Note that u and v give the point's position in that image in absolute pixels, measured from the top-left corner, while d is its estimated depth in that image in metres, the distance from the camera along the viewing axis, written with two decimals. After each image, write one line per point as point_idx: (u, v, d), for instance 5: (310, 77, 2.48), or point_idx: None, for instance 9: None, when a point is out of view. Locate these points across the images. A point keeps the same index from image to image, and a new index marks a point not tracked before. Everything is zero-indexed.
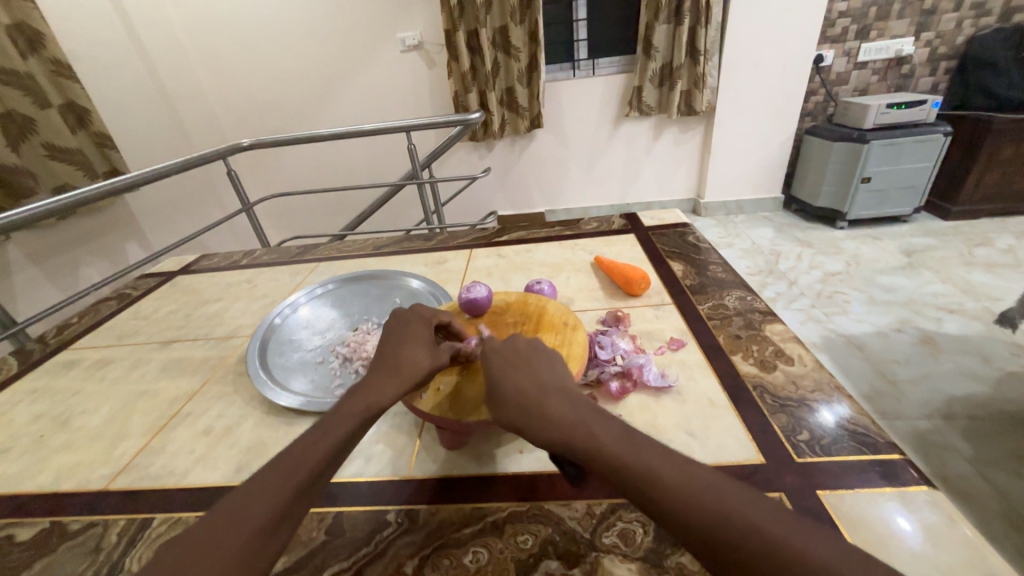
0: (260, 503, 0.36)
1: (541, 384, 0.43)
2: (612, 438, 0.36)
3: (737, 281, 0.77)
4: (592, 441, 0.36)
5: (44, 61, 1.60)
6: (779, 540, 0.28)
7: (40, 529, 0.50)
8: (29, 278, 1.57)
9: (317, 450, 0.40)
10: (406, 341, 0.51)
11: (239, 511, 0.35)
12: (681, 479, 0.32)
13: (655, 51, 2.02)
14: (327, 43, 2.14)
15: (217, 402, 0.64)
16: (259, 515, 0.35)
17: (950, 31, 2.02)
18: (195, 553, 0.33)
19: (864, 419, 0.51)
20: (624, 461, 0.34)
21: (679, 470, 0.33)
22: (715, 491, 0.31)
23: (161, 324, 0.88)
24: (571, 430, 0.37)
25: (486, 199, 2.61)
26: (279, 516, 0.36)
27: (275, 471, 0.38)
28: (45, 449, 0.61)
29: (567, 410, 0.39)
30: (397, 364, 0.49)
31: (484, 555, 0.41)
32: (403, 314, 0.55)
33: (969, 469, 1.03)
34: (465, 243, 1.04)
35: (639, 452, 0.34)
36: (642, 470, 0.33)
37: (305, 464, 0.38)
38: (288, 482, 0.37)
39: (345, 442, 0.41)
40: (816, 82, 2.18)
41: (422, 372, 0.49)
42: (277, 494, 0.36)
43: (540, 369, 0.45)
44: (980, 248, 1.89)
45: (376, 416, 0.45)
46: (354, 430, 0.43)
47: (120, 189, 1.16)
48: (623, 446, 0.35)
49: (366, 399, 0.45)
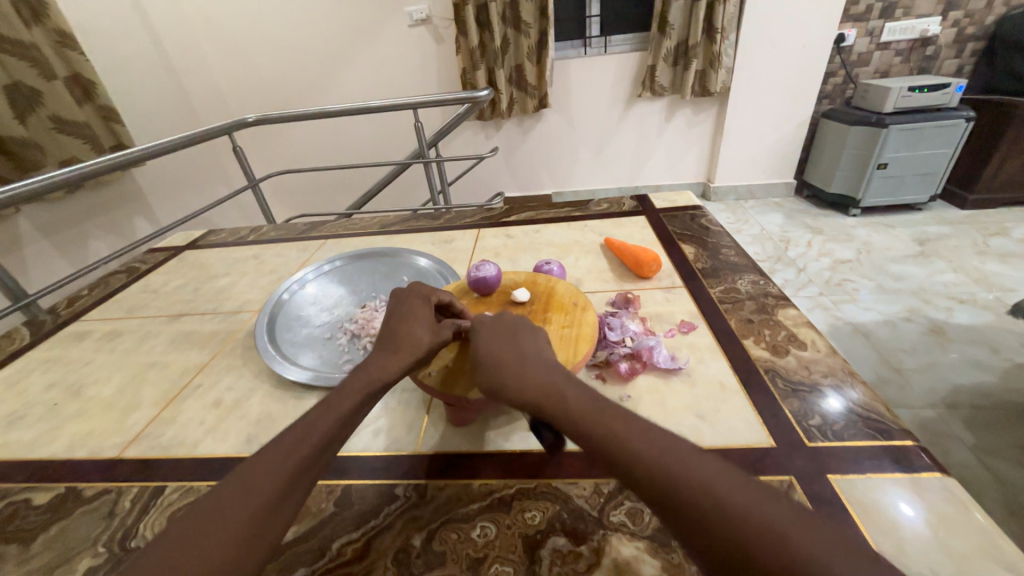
0: (266, 477, 0.36)
1: (520, 350, 0.44)
2: (581, 404, 0.37)
3: (749, 264, 0.76)
4: (561, 404, 0.37)
5: (49, 31, 1.57)
6: (730, 502, 0.29)
7: (56, 494, 0.51)
8: (40, 251, 1.58)
9: (321, 425, 0.40)
10: (404, 319, 0.51)
11: (249, 482, 0.36)
12: (642, 445, 0.33)
13: (670, 28, 1.94)
14: (332, 16, 2.08)
15: (226, 375, 0.65)
16: (265, 488, 0.35)
17: (980, 10, 1.94)
18: (207, 522, 0.33)
19: (875, 404, 0.50)
20: (589, 426, 0.35)
21: (641, 436, 0.34)
22: (675, 457, 0.32)
23: (169, 298, 0.88)
24: (544, 393, 0.39)
25: (493, 180, 2.58)
26: (286, 488, 0.36)
27: (280, 447, 0.38)
28: (58, 417, 0.62)
29: (541, 375, 0.41)
30: (396, 342, 0.48)
31: (491, 530, 0.41)
32: (403, 293, 0.54)
33: (972, 458, 1.03)
34: (472, 222, 1.03)
35: (607, 419, 0.35)
36: (607, 433, 0.34)
37: (312, 437, 0.39)
38: (292, 457, 0.37)
39: (351, 416, 0.42)
40: (835, 63, 2.11)
41: (423, 347, 0.48)
42: (285, 467, 0.37)
43: (516, 334, 0.46)
44: (995, 237, 1.86)
45: (381, 392, 0.45)
46: (359, 404, 0.43)
47: (125, 163, 1.15)
48: (591, 413, 0.36)
49: (370, 376, 0.45)
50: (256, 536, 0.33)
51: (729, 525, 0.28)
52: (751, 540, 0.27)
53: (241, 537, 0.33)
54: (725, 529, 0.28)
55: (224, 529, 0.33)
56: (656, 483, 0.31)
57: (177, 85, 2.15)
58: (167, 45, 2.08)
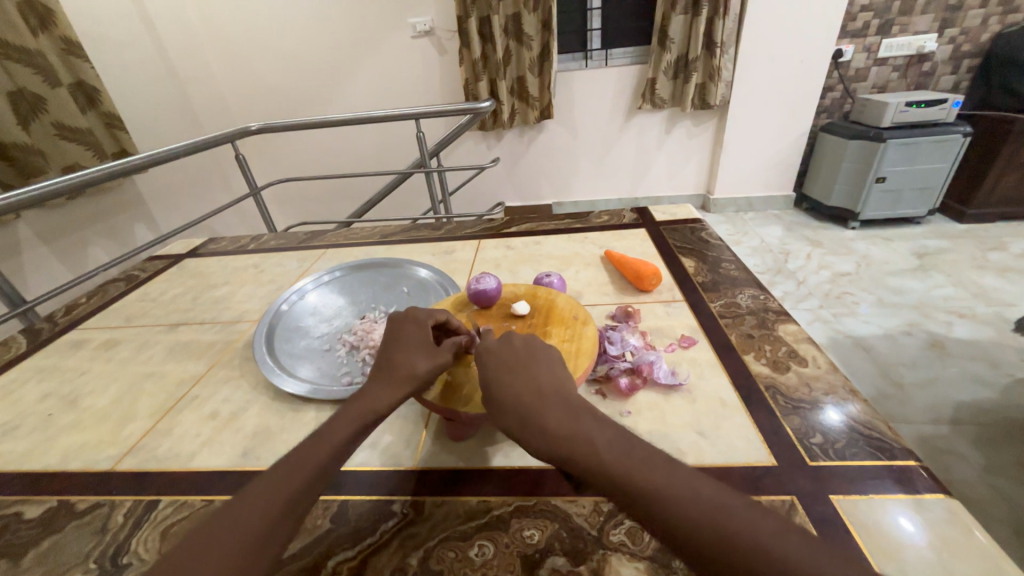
0: (257, 510, 0.35)
1: (539, 389, 0.42)
2: (613, 452, 0.35)
3: (749, 279, 0.76)
4: (588, 453, 0.36)
5: (55, 39, 1.58)
6: (778, 556, 0.27)
7: (48, 507, 0.50)
8: (40, 257, 1.58)
9: (314, 455, 0.40)
10: (399, 346, 0.50)
11: (235, 519, 0.35)
12: (684, 496, 0.31)
13: (670, 42, 1.97)
14: (337, 26, 2.11)
15: (224, 386, 0.64)
16: (255, 521, 0.35)
17: (975, 28, 1.96)
18: (192, 561, 0.32)
19: (878, 423, 0.50)
20: (623, 476, 0.33)
21: (682, 485, 0.32)
22: (722, 509, 0.30)
23: (168, 306, 0.88)
24: (570, 441, 0.37)
25: (494, 190, 2.59)
26: (274, 523, 0.35)
27: (271, 480, 0.38)
28: (53, 428, 0.62)
29: (565, 419, 0.39)
30: (392, 371, 0.48)
31: (489, 549, 0.41)
32: (399, 318, 0.54)
33: (975, 476, 1.02)
34: (473, 233, 1.03)
35: (639, 467, 0.34)
36: (644, 484, 0.33)
37: (302, 471, 0.38)
38: (284, 489, 0.37)
39: (343, 448, 0.41)
40: (833, 77, 2.13)
41: (418, 376, 0.48)
42: (272, 502, 0.36)
43: (533, 371, 0.44)
44: (993, 252, 1.86)
45: (375, 422, 0.44)
46: (352, 435, 0.42)
47: (127, 171, 1.15)
48: (623, 460, 0.34)
49: (365, 405, 0.45)
50: (243, 573, 0.33)
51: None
52: None
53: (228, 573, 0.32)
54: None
55: (210, 564, 0.32)
56: (703, 539, 0.29)
57: (182, 93, 2.17)
58: (172, 53, 2.10)
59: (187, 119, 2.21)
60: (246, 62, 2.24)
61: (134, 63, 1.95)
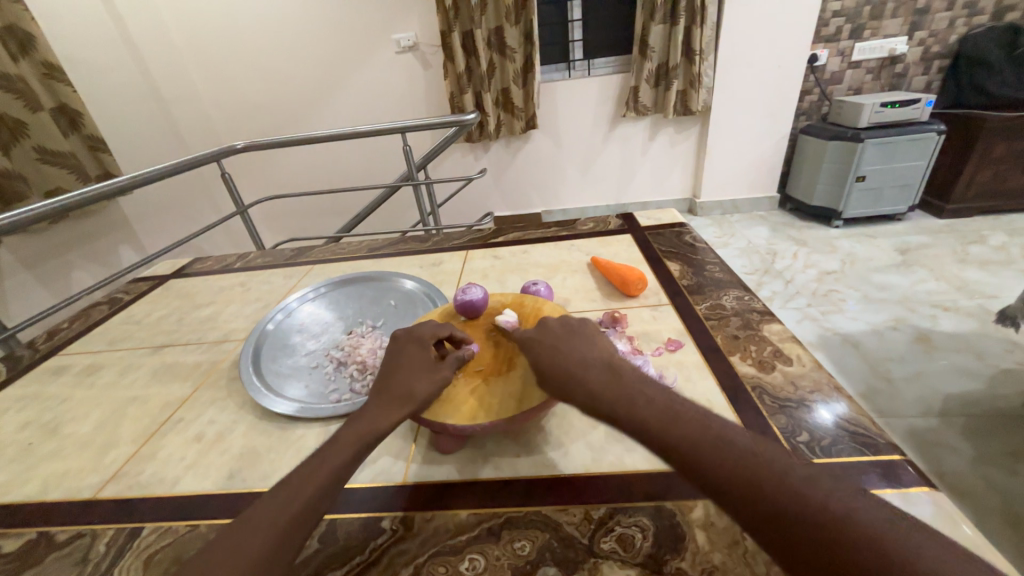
0: (255, 535, 0.35)
1: (579, 358, 0.45)
2: (653, 409, 0.38)
3: (734, 281, 0.77)
4: (633, 411, 0.38)
5: (36, 64, 1.57)
6: (809, 499, 0.30)
7: (26, 540, 0.49)
8: (23, 282, 1.56)
9: (312, 479, 0.39)
10: (398, 367, 0.50)
11: (234, 543, 0.35)
12: (722, 448, 0.34)
13: (650, 51, 2.01)
14: (322, 44, 2.13)
15: (209, 407, 0.63)
16: (252, 549, 0.34)
17: (943, 30, 2.03)
18: None
19: (863, 419, 0.51)
20: (663, 431, 0.36)
21: (718, 439, 0.34)
22: (756, 457, 0.33)
23: (153, 328, 0.87)
24: (615, 398, 0.40)
25: (482, 200, 2.60)
26: (274, 547, 0.35)
27: (270, 503, 0.37)
28: (32, 458, 0.60)
29: (610, 381, 0.41)
30: (390, 392, 0.48)
31: (480, 562, 0.40)
32: (400, 338, 0.54)
33: (966, 467, 1.03)
34: (461, 244, 1.03)
35: (679, 423, 0.36)
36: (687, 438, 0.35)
37: (301, 494, 0.38)
38: (280, 515, 0.36)
39: (343, 470, 0.41)
40: (810, 81, 2.19)
41: (416, 397, 0.47)
42: (272, 526, 0.36)
43: (574, 345, 0.47)
44: (973, 246, 1.90)
45: (374, 443, 0.43)
46: (351, 456, 0.42)
47: (111, 192, 1.14)
48: (662, 417, 0.37)
49: (364, 427, 0.44)
50: None
51: (818, 524, 0.29)
52: (846, 543, 0.28)
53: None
54: (813, 531, 0.29)
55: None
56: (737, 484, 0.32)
57: (166, 114, 2.16)
58: (155, 74, 2.10)
59: (171, 140, 2.21)
60: (231, 81, 2.25)
61: (117, 86, 1.94)
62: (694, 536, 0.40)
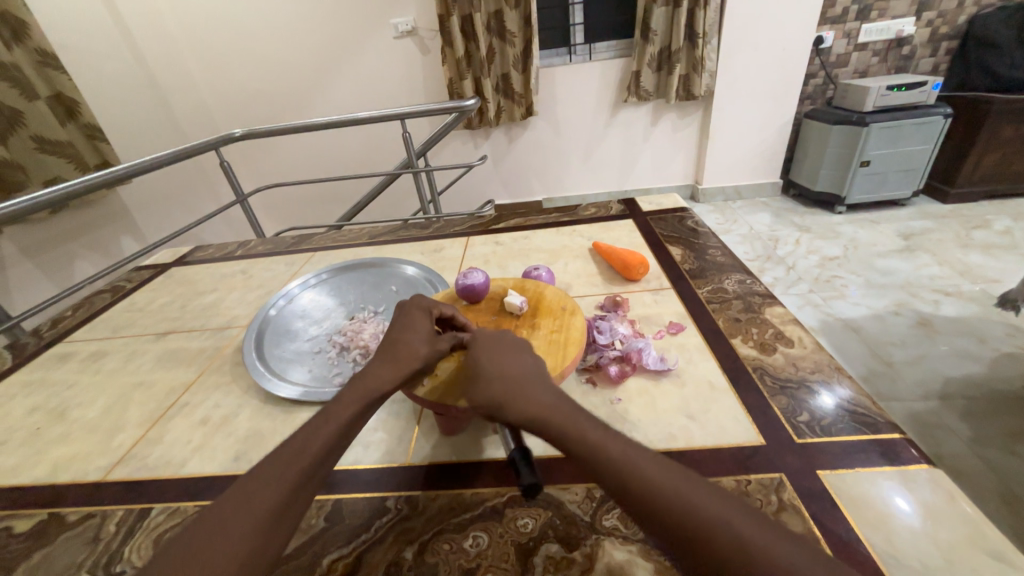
0: (269, 487, 0.36)
1: (525, 370, 0.43)
2: (594, 429, 0.36)
3: (735, 264, 0.77)
4: (573, 427, 0.37)
5: (30, 51, 1.55)
6: (736, 531, 0.29)
7: (39, 520, 0.50)
8: (25, 272, 1.56)
9: (320, 435, 0.40)
10: (403, 330, 0.51)
11: (245, 498, 0.36)
12: (663, 478, 0.32)
13: (653, 34, 1.98)
14: (319, 29, 2.10)
15: (214, 392, 0.64)
16: (266, 500, 0.36)
17: (952, 10, 1.99)
18: (207, 540, 0.33)
19: (864, 399, 0.51)
20: (600, 451, 0.34)
21: (652, 463, 0.34)
22: (697, 490, 0.32)
23: (156, 315, 0.87)
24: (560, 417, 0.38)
25: (483, 188, 2.59)
26: (287, 498, 0.36)
27: (279, 459, 0.38)
28: (42, 442, 0.61)
29: (551, 395, 0.40)
30: (394, 351, 0.49)
31: (484, 539, 0.41)
32: (407, 305, 0.55)
33: (966, 449, 1.04)
34: (462, 230, 1.03)
35: (617, 444, 0.35)
36: (630, 463, 0.34)
37: (309, 448, 0.39)
38: (291, 469, 0.37)
39: (350, 426, 0.42)
40: (815, 64, 2.15)
41: (419, 359, 0.48)
42: (283, 480, 0.37)
43: (514, 354, 0.45)
44: (977, 230, 1.89)
45: (378, 401, 0.45)
46: (357, 413, 0.43)
47: (112, 181, 1.13)
48: (601, 437, 0.36)
49: (368, 386, 0.45)
50: (262, 547, 0.34)
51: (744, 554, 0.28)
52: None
53: (240, 552, 0.33)
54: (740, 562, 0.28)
55: (225, 543, 0.33)
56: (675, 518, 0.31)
57: (162, 103, 2.14)
58: (150, 61, 2.07)
59: (168, 129, 2.19)
60: (227, 68, 2.22)
61: (113, 74, 1.92)
62: None
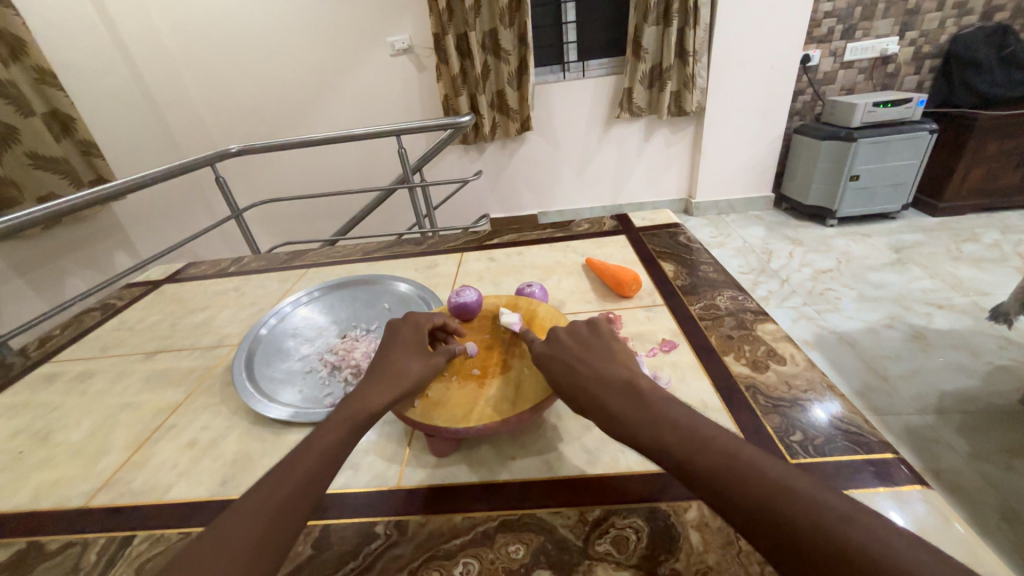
0: (257, 514, 0.35)
1: (600, 378, 0.42)
2: (677, 436, 0.35)
3: (727, 281, 0.77)
4: (655, 438, 0.35)
5: (27, 68, 1.56)
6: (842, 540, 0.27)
7: (17, 549, 0.48)
8: (14, 289, 1.54)
9: (309, 460, 0.39)
10: (393, 349, 0.51)
11: (224, 531, 0.35)
12: (755, 475, 0.31)
13: (644, 52, 2.02)
14: (316, 47, 2.13)
15: (202, 413, 0.63)
16: (246, 533, 0.34)
17: (934, 30, 2.05)
18: None
19: (857, 417, 0.51)
20: (686, 462, 0.33)
21: (743, 468, 0.31)
22: (792, 486, 0.30)
23: (146, 334, 0.87)
24: (639, 426, 0.37)
25: (479, 202, 2.60)
26: (267, 530, 0.35)
27: (261, 489, 0.38)
28: (24, 466, 0.60)
29: (629, 403, 0.39)
30: (383, 371, 0.48)
31: (474, 566, 0.40)
32: (398, 323, 0.55)
33: (962, 464, 1.04)
34: (456, 246, 1.03)
35: (705, 451, 0.33)
36: (720, 466, 0.32)
37: (293, 476, 0.38)
38: (275, 497, 0.37)
39: (336, 451, 0.41)
40: (803, 81, 2.20)
41: (408, 374, 0.48)
42: (264, 510, 0.36)
43: (590, 361, 0.44)
44: (967, 243, 1.91)
45: (368, 423, 0.44)
46: (345, 437, 0.42)
47: (106, 197, 1.13)
48: (687, 446, 0.34)
49: (357, 408, 0.44)
50: None
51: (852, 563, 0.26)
52: None
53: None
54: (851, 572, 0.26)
55: None
56: (769, 520, 0.29)
57: (159, 118, 2.15)
58: (147, 78, 2.09)
59: (165, 144, 2.19)
60: (225, 85, 2.24)
61: (109, 91, 1.94)
62: (688, 537, 0.40)
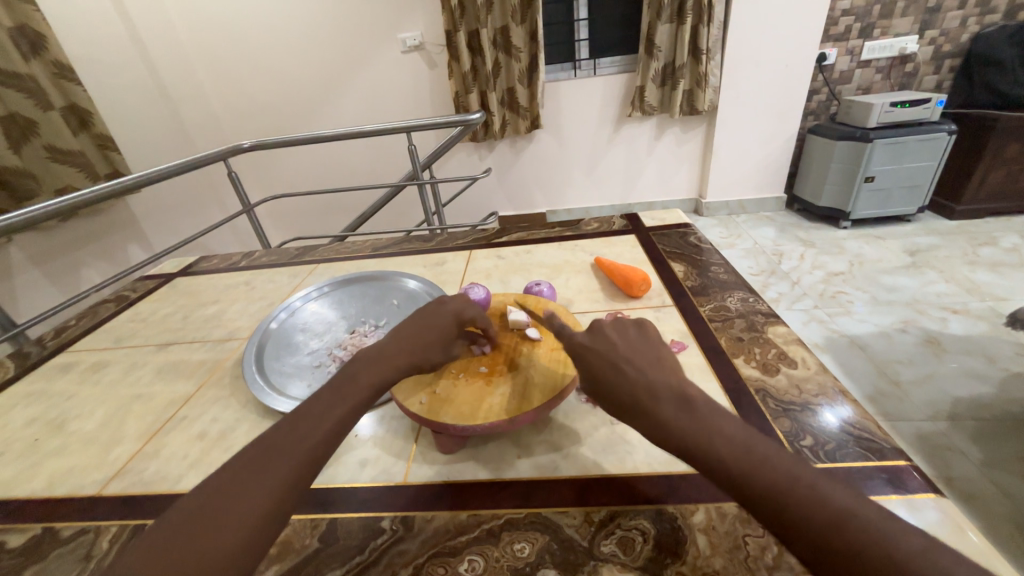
0: (264, 478, 0.36)
1: (647, 379, 0.39)
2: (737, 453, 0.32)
3: (738, 282, 0.77)
4: (710, 449, 0.33)
5: (47, 63, 1.59)
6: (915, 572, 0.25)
7: (32, 535, 0.49)
8: (32, 280, 1.58)
9: (319, 429, 0.39)
10: (423, 326, 0.50)
11: (235, 493, 0.35)
12: (819, 501, 0.29)
13: (657, 50, 2.00)
14: (328, 44, 2.14)
15: (213, 405, 0.64)
16: (257, 494, 0.35)
17: (954, 29, 2.00)
18: (194, 535, 0.32)
19: (869, 423, 0.50)
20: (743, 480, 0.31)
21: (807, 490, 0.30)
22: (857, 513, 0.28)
23: (158, 326, 0.88)
24: (694, 437, 0.34)
25: (487, 200, 2.60)
26: (280, 496, 0.35)
27: (273, 453, 0.37)
28: (39, 454, 0.61)
29: (680, 410, 0.36)
30: (406, 348, 0.48)
31: (479, 563, 0.40)
32: (437, 304, 0.53)
33: (974, 471, 1.02)
34: (464, 244, 1.03)
35: (765, 470, 0.31)
36: (779, 484, 0.30)
37: (304, 443, 0.38)
38: (286, 462, 0.37)
39: (346, 420, 0.41)
40: (818, 81, 2.17)
41: (428, 362, 0.48)
42: (277, 476, 0.36)
43: (635, 361, 0.41)
44: (984, 247, 1.87)
45: (378, 392, 0.44)
46: (357, 407, 0.42)
47: (121, 191, 1.14)
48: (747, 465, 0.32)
49: (368, 379, 0.44)
50: (251, 543, 0.33)
51: None
52: None
53: (238, 539, 0.33)
54: None
55: (217, 539, 0.32)
56: (835, 542, 0.28)
57: (173, 113, 2.18)
58: (163, 73, 2.12)
59: (179, 139, 2.22)
60: (238, 80, 2.27)
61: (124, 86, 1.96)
62: (695, 540, 0.40)
